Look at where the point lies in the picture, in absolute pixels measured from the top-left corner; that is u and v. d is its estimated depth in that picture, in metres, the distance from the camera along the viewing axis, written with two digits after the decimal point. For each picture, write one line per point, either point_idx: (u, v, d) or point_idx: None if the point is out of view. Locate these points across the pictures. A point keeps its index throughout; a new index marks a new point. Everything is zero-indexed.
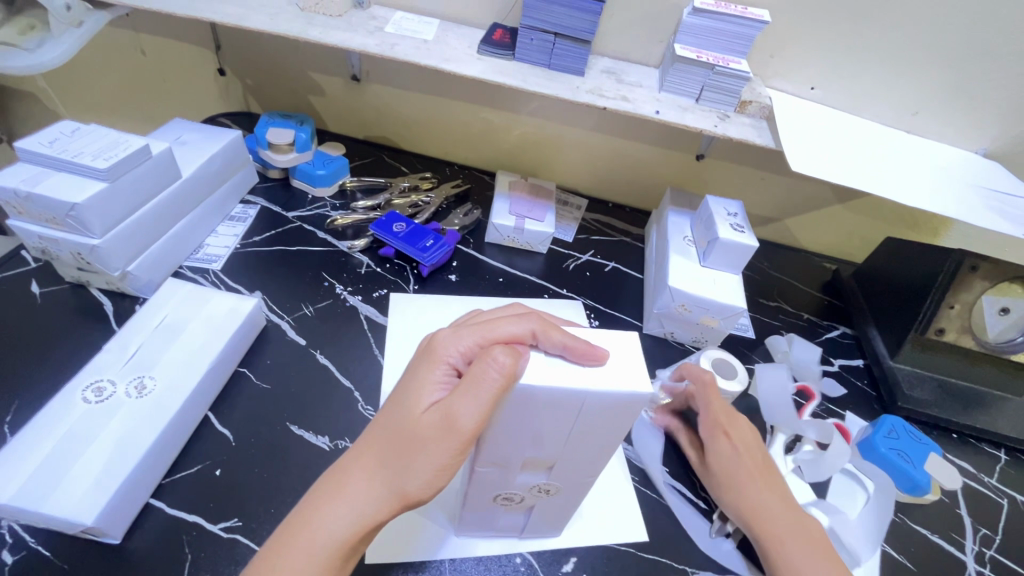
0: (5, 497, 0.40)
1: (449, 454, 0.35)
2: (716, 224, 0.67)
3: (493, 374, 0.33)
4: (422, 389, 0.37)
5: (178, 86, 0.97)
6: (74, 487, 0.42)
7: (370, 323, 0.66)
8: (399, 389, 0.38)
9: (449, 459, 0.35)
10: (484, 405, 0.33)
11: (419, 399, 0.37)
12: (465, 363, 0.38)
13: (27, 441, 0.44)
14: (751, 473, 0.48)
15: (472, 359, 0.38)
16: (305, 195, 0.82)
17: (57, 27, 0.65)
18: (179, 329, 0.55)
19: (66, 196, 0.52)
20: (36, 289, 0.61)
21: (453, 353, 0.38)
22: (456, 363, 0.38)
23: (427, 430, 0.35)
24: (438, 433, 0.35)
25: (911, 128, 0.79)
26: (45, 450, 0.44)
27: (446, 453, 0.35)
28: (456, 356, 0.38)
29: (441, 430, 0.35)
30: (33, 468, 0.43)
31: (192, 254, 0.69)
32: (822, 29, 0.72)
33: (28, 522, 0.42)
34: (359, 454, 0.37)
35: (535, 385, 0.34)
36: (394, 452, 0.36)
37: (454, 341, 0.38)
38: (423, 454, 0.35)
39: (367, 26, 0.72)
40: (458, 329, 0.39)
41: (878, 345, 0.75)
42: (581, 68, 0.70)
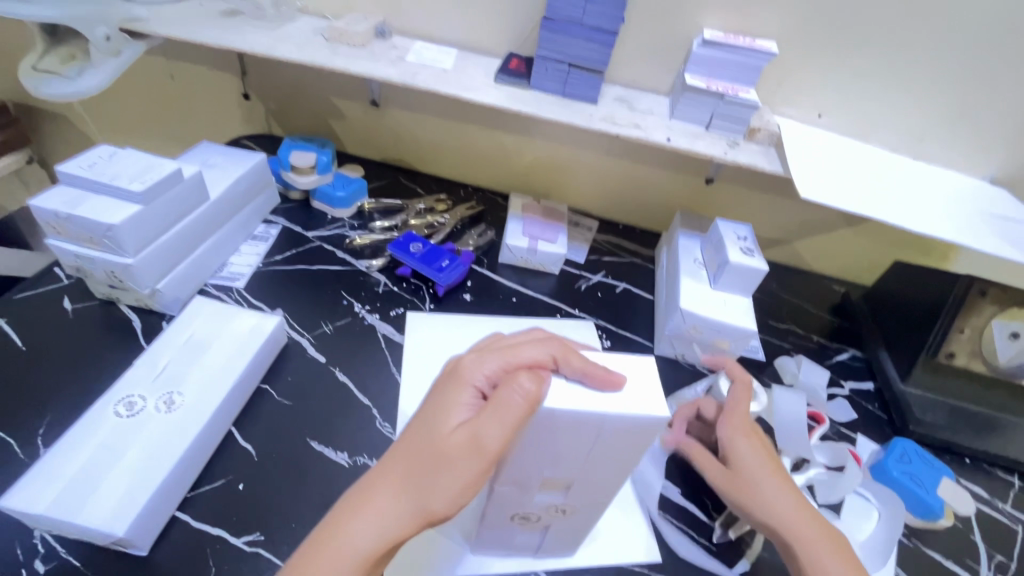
0: (41, 508, 0.42)
1: (474, 474, 0.36)
2: (727, 248, 0.69)
3: (519, 399, 0.35)
4: (448, 411, 0.38)
5: (202, 111, 1.01)
6: (106, 499, 0.43)
7: (387, 341, 0.67)
8: (425, 410, 0.39)
9: (474, 479, 0.36)
10: (510, 429, 0.35)
11: (443, 419, 0.38)
12: (490, 386, 0.39)
13: (62, 454, 0.46)
14: (764, 472, 0.50)
15: (496, 383, 0.39)
16: (325, 215, 0.84)
17: (98, 57, 0.68)
18: (206, 346, 0.57)
19: (104, 217, 0.54)
20: (68, 305, 0.63)
21: (478, 377, 0.39)
22: (479, 386, 0.39)
23: (452, 450, 0.36)
24: (463, 455, 0.36)
25: (917, 154, 0.81)
26: (79, 463, 0.46)
27: (470, 473, 0.36)
28: (481, 380, 0.39)
29: (467, 451, 0.36)
30: (67, 480, 0.44)
31: (216, 272, 0.71)
32: (829, 60, 0.75)
33: (61, 532, 0.44)
34: (382, 473, 0.38)
35: (557, 408, 0.35)
36: (420, 471, 0.37)
37: (480, 365, 0.39)
38: (448, 473, 0.36)
39: (389, 56, 0.75)
40: (482, 353, 0.40)
41: (889, 368, 0.75)
42: (594, 96, 0.73)
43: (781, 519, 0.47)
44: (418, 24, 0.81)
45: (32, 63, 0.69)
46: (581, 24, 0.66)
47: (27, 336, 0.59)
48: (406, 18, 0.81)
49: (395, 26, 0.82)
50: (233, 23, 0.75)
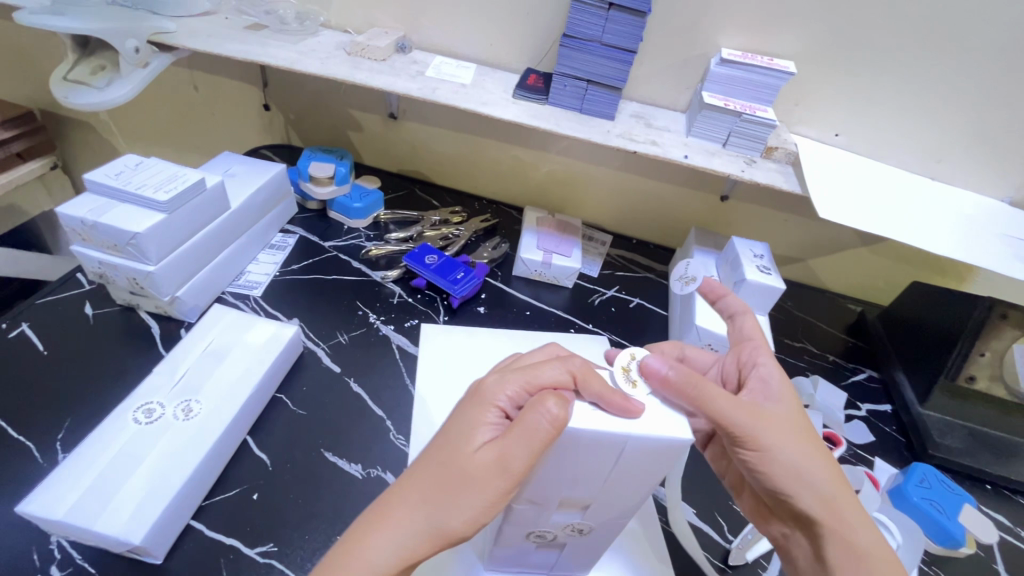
0: (59, 514, 0.42)
1: (495, 494, 0.36)
2: (743, 266, 0.68)
3: (544, 423, 0.35)
4: (473, 430, 0.39)
5: (223, 122, 1.03)
6: (123, 506, 0.44)
7: (401, 352, 0.68)
8: (448, 428, 0.40)
9: (496, 498, 0.36)
10: (535, 451, 0.35)
11: (468, 439, 0.38)
12: (513, 408, 0.40)
13: (81, 459, 0.46)
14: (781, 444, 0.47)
15: (520, 405, 0.39)
16: (341, 226, 0.85)
17: (126, 67, 0.70)
18: (224, 354, 0.57)
19: (128, 225, 0.55)
20: (89, 310, 0.64)
21: (502, 397, 0.39)
22: (505, 406, 0.40)
23: (476, 469, 0.37)
24: (487, 474, 0.36)
25: (935, 174, 0.81)
26: (98, 469, 0.46)
27: (493, 492, 0.36)
28: (505, 401, 0.40)
29: (492, 472, 0.36)
30: (85, 487, 0.44)
31: (234, 281, 0.72)
32: (847, 80, 0.75)
33: (77, 539, 0.44)
34: (404, 488, 0.38)
35: (580, 429, 0.35)
36: (442, 488, 0.37)
37: (502, 386, 0.40)
38: (470, 492, 0.36)
39: (409, 70, 0.76)
40: (504, 374, 0.41)
41: (906, 391, 0.74)
42: (611, 113, 0.73)
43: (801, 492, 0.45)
44: (438, 40, 0.82)
45: (63, 75, 0.71)
46: (600, 42, 0.67)
47: (49, 340, 0.60)
48: (426, 34, 0.82)
49: (415, 41, 0.84)
50: (258, 37, 0.77)
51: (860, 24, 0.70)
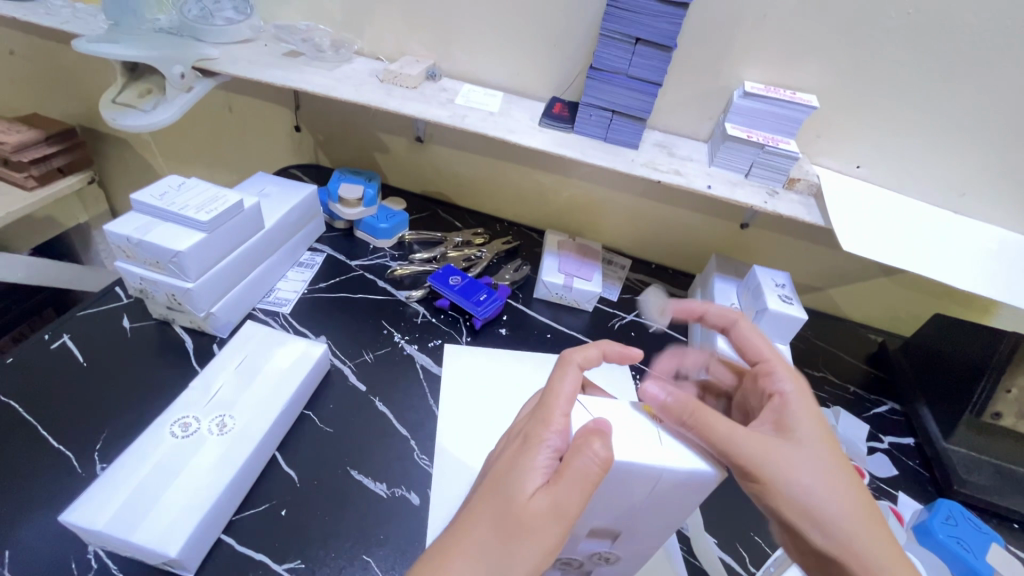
0: (100, 524, 0.44)
1: (554, 541, 0.36)
2: (765, 295, 0.69)
3: (593, 463, 0.36)
4: (524, 476, 0.38)
5: (255, 141, 1.07)
6: (160, 519, 0.45)
7: (425, 372, 0.69)
8: (497, 473, 0.39)
9: (554, 545, 0.36)
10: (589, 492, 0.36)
11: (521, 484, 0.38)
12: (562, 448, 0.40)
13: (121, 471, 0.48)
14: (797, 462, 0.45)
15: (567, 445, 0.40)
16: (367, 245, 0.87)
17: (170, 91, 0.74)
18: (258, 369, 0.59)
19: (171, 244, 0.58)
20: (127, 323, 0.66)
21: (550, 438, 0.40)
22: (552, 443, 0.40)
23: (533, 516, 0.36)
24: (546, 520, 0.36)
25: (958, 207, 0.81)
26: (137, 480, 0.47)
27: (552, 539, 0.36)
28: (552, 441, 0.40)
29: (550, 519, 0.36)
30: (124, 498, 0.46)
31: (264, 297, 0.74)
32: (869, 115, 0.76)
33: (115, 549, 0.45)
34: (458, 537, 0.37)
35: (624, 461, 0.38)
36: (501, 537, 0.36)
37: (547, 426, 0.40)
38: (528, 540, 0.36)
39: (439, 97, 0.79)
40: (545, 413, 0.41)
41: (930, 424, 0.74)
42: (636, 142, 0.75)
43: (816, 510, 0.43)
44: (468, 68, 0.85)
45: (111, 98, 0.74)
46: (626, 74, 0.69)
47: (88, 352, 0.62)
48: (456, 62, 0.85)
49: (445, 69, 0.87)
50: (295, 63, 0.80)
51: (883, 61, 0.71)
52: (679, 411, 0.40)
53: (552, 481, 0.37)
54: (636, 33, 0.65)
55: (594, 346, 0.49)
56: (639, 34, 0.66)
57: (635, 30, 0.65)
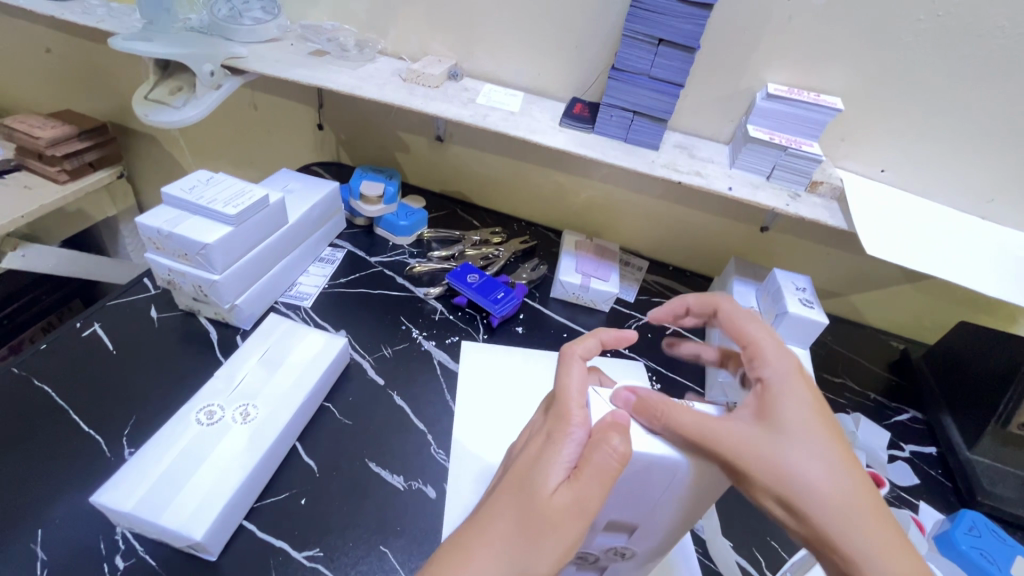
0: (128, 506, 0.45)
1: (576, 538, 0.37)
2: (785, 298, 0.68)
3: (611, 460, 0.36)
4: (546, 471, 0.39)
5: (279, 139, 1.09)
6: (185, 503, 0.46)
7: (443, 368, 0.69)
8: (522, 467, 0.40)
9: (577, 541, 0.37)
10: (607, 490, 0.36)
11: (543, 479, 0.38)
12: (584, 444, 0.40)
13: (149, 455, 0.49)
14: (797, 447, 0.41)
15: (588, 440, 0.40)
16: (386, 242, 0.88)
17: (200, 89, 0.75)
18: (280, 361, 0.60)
19: (200, 237, 0.59)
20: (154, 314, 0.68)
21: (575, 431, 0.40)
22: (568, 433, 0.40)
23: (555, 514, 0.37)
24: (570, 517, 0.37)
25: (987, 214, 0.79)
26: (164, 465, 0.49)
27: (575, 536, 0.37)
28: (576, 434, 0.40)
29: (573, 516, 0.37)
30: (152, 481, 0.47)
31: (286, 291, 0.75)
32: (895, 118, 0.75)
33: (143, 531, 0.46)
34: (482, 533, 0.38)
35: (642, 452, 0.38)
36: (526, 532, 0.37)
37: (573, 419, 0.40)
38: (553, 536, 0.37)
39: (460, 97, 0.80)
40: (567, 407, 0.41)
41: (954, 434, 0.72)
42: (656, 143, 0.75)
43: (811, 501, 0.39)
44: (489, 68, 0.86)
45: (144, 95, 0.76)
46: (648, 75, 0.69)
47: (118, 340, 0.64)
48: (478, 62, 0.86)
49: (466, 69, 0.87)
50: (321, 62, 0.81)
51: (911, 64, 0.70)
52: (648, 411, 0.40)
53: (574, 477, 0.38)
54: (659, 34, 0.66)
55: (591, 335, 0.49)
56: (661, 35, 0.66)
57: (658, 31, 0.66)
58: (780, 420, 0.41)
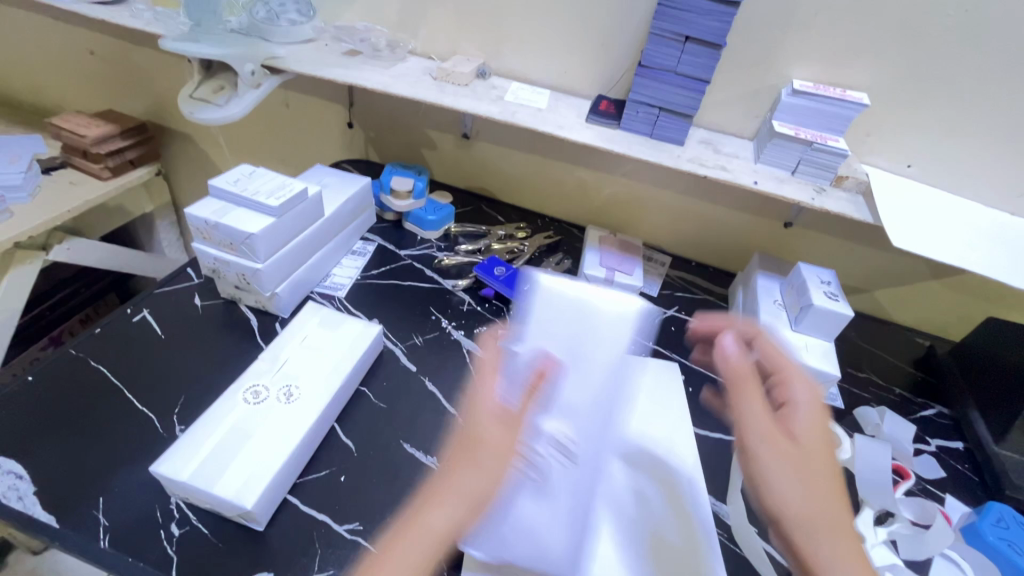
0: (185, 475, 0.48)
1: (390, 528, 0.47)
2: (810, 291, 0.69)
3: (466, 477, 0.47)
4: (479, 464, 0.48)
5: (310, 137, 1.12)
6: (236, 474, 0.49)
7: (472, 356, 0.71)
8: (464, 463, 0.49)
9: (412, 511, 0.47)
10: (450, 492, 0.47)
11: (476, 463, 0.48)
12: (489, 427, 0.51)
13: (201, 431, 0.52)
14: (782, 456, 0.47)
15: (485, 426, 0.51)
16: (415, 236, 0.91)
17: (241, 87, 0.79)
18: (320, 344, 0.63)
19: (245, 227, 0.62)
20: (198, 301, 0.72)
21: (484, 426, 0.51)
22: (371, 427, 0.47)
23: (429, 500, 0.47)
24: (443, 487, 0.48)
25: (1016, 210, 0.79)
26: (215, 439, 0.52)
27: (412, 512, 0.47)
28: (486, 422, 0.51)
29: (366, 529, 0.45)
30: (205, 455, 0.50)
31: (321, 282, 0.78)
32: (923, 114, 0.75)
33: (198, 501, 0.49)
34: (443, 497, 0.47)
35: None
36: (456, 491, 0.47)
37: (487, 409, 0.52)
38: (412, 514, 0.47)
39: (489, 94, 0.82)
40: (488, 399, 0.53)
41: (981, 429, 0.72)
42: (681, 139, 0.76)
43: (786, 503, 0.45)
44: (516, 67, 0.88)
45: (188, 94, 0.80)
46: (674, 71, 0.71)
47: (165, 326, 0.68)
48: (505, 61, 0.88)
49: (493, 68, 0.90)
50: (354, 62, 0.84)
51: (939, 59, 0.71)
52: (727, 366, 0.54)
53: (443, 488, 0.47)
54: (686, 31, 0.67)
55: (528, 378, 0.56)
56: (688, 32, 0.67)
57: (685, 28, 0.67)
58: (795, 431, 0.49)
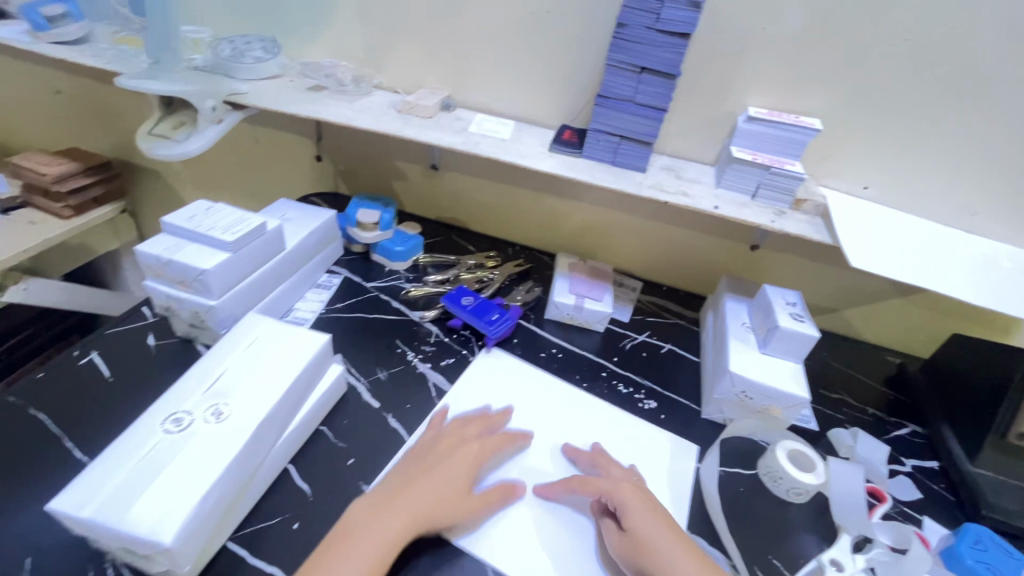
0: (90, 511, 0.43)
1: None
2: (776, 313, 0.69)
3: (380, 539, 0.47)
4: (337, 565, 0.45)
5: (278, 170, 1.11)
6: (148, 509, 0.44)
7: (437, 390, 0.69)
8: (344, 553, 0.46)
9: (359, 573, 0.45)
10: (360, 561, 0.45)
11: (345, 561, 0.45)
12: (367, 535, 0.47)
13: (115, 461, 0.47)
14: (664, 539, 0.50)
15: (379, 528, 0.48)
16: (382, 268, 0.90)
17: (203, 122, 0.78)
18: (259, 357, 0.58)
19: (198, 263, 0.61)
20: (151, 341, 0.69)
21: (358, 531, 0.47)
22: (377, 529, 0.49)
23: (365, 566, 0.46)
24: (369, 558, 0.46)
25: (971, 228, 0.81)
26: (128, 469, 0.47)
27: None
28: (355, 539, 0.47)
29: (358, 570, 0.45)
30: (114, 487, 0.45)
31: (283, 316, 0.76)
32: (874, 137, 0.77)
33: (107, 540, 0.44)
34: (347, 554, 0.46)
35: None
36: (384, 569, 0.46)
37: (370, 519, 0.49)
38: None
39: (454, 126, 0.82)
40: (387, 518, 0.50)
41: (954, 446, 0.71)
42: (643, 165, 0.77)
43: None
44: (481, 99, 0.89)
45: (149, 130, 0.79)
46: (632, 101, 0.72)
47: (115, 367, 0.65)
48: (470, 94, 0.89)
49: (459, 100, 0.91)
50: (319, 97, 0.85)
51: (884, 85, 0.73)
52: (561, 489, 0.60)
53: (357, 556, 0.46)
54: (641, 62, 0.69)
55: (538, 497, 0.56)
56: (644, 63, 0.69)
57: (641, 59, 0.69)
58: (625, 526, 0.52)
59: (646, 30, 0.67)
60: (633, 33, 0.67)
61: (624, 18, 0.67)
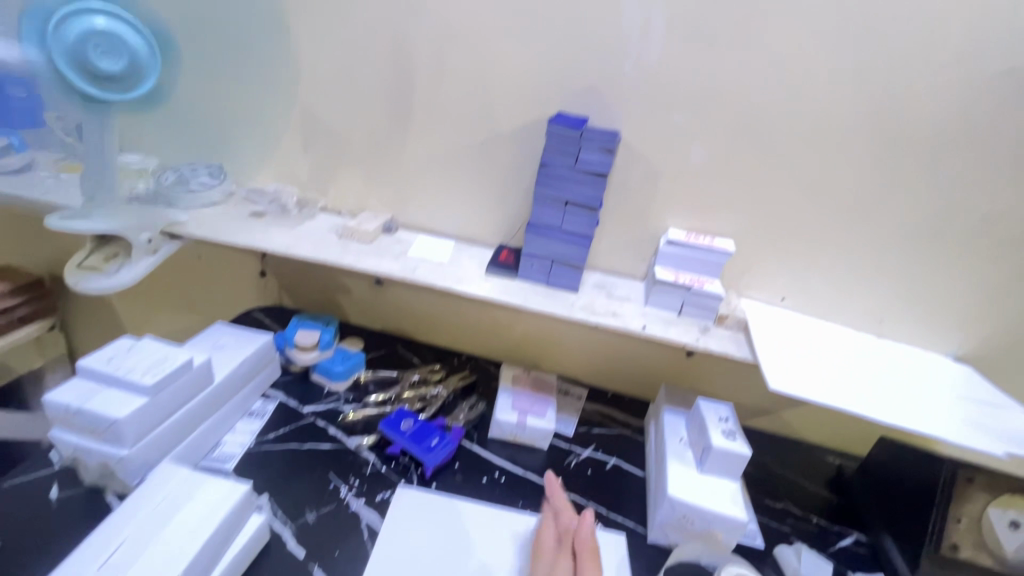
0: None
1: None
2: (709, 431, 0.71)
3: None
4: None
5: (222, 285, 1.10)
6: None
7: (369, 532, 0.66)
8: None
9: None
10: None
11: None
12: None
13: None
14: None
15: None
16: (321, 389, 0.87)
17: (136, 254, 0.77)
18: (167, 518, 0.56)
19: (112, 412, 0.58)
20: (53, 493, 0.63)
21: None
22: None
23: None
24: None
25: (881, 334, 0.87)
26: None
27: None
28: None
29: None
30: None
31: (208, 452, 0.72)
32: (784, 253, 0.84)
33: None
34: None
35: None
36: None
37: None
38: None
39: (394, 250, 0.85)
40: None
41: (896, 558, 0.72)
42: (575, 286, 0.80)
43: None
44: (422, 220, 0.93)
45: (78, 262, 0.77)
46: (561, 229, 0.77)
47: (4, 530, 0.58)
48: (412, 215, 0.93)
49: (401, 220, 0.94)
50: (260, 224, 0.87)
51: (786, 211, 0.81)
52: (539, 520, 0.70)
53: None
54: (566, 196, 0.75)
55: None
56: (568, 197, 0.75)
57: (565, 194, 0.75)
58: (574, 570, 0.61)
59: (567, 170, 0.74)
60: (556, 171, 0.74)
61: (547, 160, 0.74)
